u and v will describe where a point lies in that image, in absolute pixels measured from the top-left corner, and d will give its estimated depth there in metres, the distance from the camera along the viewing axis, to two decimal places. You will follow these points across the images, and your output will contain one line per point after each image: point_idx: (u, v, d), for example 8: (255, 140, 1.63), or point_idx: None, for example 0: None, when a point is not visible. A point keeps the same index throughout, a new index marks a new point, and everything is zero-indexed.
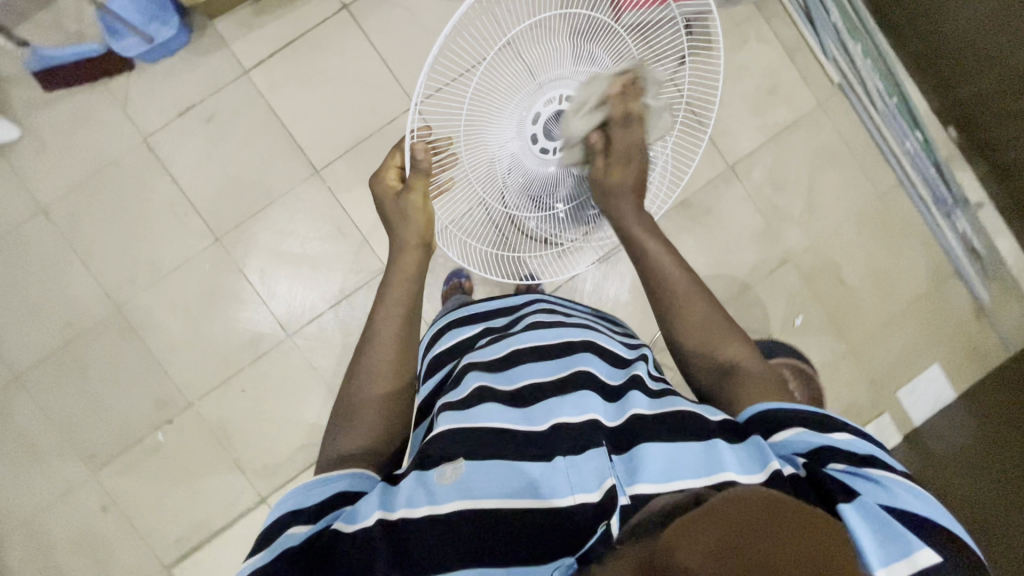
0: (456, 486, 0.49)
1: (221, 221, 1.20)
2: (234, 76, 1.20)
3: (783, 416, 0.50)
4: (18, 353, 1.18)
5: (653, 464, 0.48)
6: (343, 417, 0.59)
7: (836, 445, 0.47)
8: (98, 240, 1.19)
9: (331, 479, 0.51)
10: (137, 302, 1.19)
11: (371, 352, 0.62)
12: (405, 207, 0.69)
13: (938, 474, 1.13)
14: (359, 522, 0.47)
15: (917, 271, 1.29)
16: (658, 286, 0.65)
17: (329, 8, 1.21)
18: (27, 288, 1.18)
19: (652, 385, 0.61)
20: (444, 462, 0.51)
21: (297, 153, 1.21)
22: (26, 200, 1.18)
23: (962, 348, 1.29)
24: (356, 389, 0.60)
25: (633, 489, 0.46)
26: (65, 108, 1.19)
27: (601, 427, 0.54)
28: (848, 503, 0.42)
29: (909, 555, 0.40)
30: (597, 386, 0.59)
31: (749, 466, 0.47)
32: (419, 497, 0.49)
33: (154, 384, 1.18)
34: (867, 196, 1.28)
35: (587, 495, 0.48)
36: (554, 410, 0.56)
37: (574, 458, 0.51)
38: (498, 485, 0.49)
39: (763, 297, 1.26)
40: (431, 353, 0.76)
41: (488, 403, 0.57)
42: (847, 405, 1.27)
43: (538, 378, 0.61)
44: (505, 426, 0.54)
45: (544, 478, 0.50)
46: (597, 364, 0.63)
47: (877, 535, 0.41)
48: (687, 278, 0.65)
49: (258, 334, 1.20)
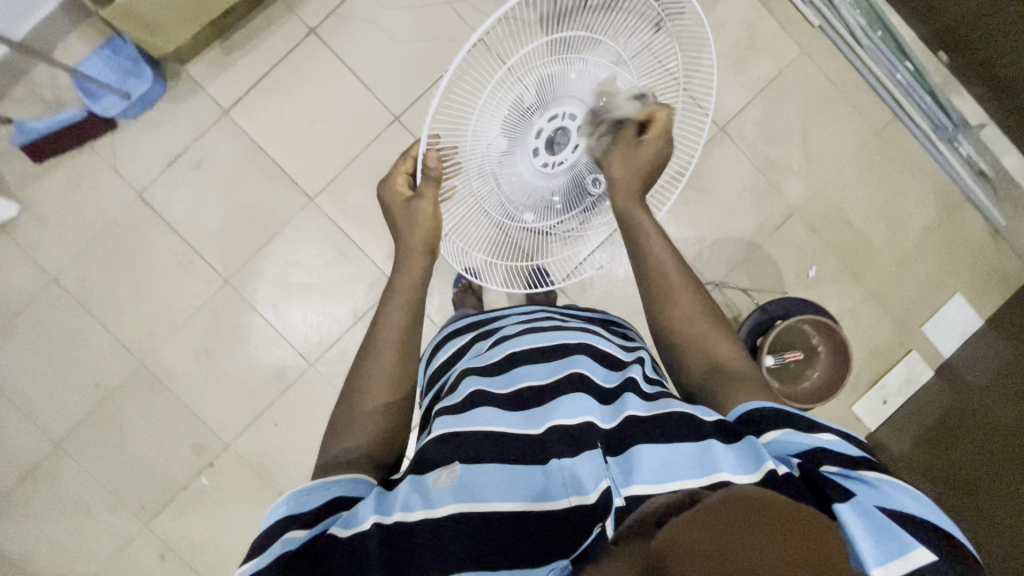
0: (452, 490, 0.50)
1: (228, 263, 1.21)
2: (215, 118, 1.20)
3: (775, 414, 0.50)
4: (53, 421, 1.20)
5: (647, 465, 0.49)
6: (342, 423, 0.60)
7: (829, 445, 0.47)
8: (111, 300, 1.20)
9: (331, 483, 0.50)
10: (159, 354, 1.21)
11: (371, 358, 0.63)
12: (415, 212, 0.70)
13: (975, 404, 1.12)
14: (355, 527, 0.47)
15: (926, 203, 1.27)
16: (653, 282, 0.68)
17: (297, 35, 1.20)
18: (52, 358, 1.20)
19: (647, 388, 0.60)
20: (440, 467, 0.51)
21: (288, 184, 1.21)
22: (35, 272, 1.19)
23: (982, 274, 1.28)
24: (356, 391, 0.61)
25: (629, 492, 0.47)
26: (56, 176, 1.19)
27: (596, 428, 0.54)
28: (844, 503, 0.43)
29: (904, 554, 0.41)
30: (591, 389, 0.59)
31: (742, 466, 0.47)
32: (415, 501, 0.49)
33: (189, 430, 1.21)
34: (864, 136, 1.26)
35: (583, 497, 0.50)
36: (552, 413, 0.56)
37: (568, 460, 0.52)
38: (495, 487, 0.50)
39: (773, 254, 1.25)
40: (434, 362, 0.79)
41: (485, 407, 0.57)
42: (873, 348, 1.26)
43: (537, 380, 0.61)
44: (501, 430, 0.55)
45: (540, 482, 0.51)
46: (592, 366, 0.63)
47: (873, 535, 0.42)
48: (679, 272, 0.67)
49: (281, 367, 1.22)
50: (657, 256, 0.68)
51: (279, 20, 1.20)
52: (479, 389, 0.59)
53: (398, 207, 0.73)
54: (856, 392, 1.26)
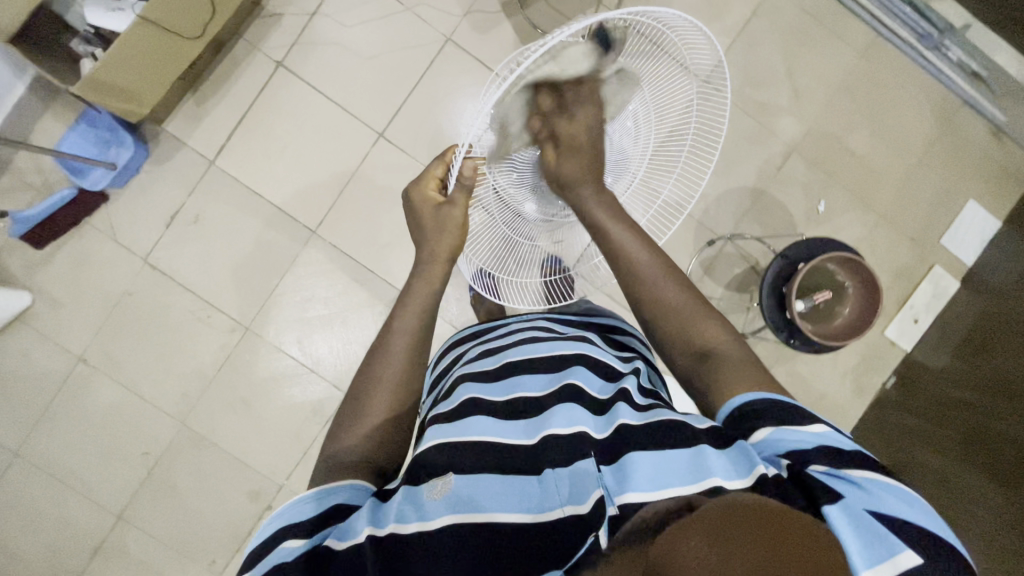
0: (445, 501, 0.53)
1: (245, 310, 1.22)
2: (203, 170, 1.20)
3: (764, 409, 0.50)
4: (109, 496, 1.21)
5: (641, 473, 0.50)
6: (344, 422, 0.63)
7: (819, 442, 0.48)
8: (141, 367, 1.21)
9: (331, 491, 0.55)
10: (198, 411, 1.22)
11: (382, 362, 0.66)
12: (442, 219, 0.71)
13: (1007, 306, 1.12)
14: (350, 540, 0.50)
15: (924, 114, 1.25)
16: (623, 269, 0.66)
17: (267, 72, 1.19)
18: (96, 435, 1.21)
19: (641, 399, 0.62)
20: (434, 477, 0.55)
21: (289, 221, 1.21)
22: (61, 356, 1.20)
23: (992, 174, 1.26)
24: (362, 387, 0.65)
25: (621, 500, 0.48)
26: (61, 258, 1.20)
27: (590, 438, 0.56)
28: (833, 505, 0.43)
29: (893, 556, 0.41)
30: (584, 400, 0.61)
31: (733, 472, 0.48)
32: (409, 514, 0.53)
33: (243, 479, 1.22)
34: (847, 60, 1.24)
35: (578, 506, 0.51)
36: (546, 422, 0.59)
37: (562, 469, 0.54)
38: (489, 498, 0.53)
39: (779, 197, 1.24)
40: (439, 365, 0.83)
41: (477, 415, 0.61)
42: (895, 270, 1.25)
43: (530, 392, 0.64)
44: (497, 441, 0.58)
45: (534, 494, 0.53)
46: (587, 376, 0.65)
47: (861, 537, 0.42)
48: (655, 262, 0.65)
49: (318, 401, 1.23)
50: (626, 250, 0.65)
51: (246, 61, 1.19)
52: (473, 397, 0.64)
53: (427, 212, 0.73)
54: (885, 317, 1.25)
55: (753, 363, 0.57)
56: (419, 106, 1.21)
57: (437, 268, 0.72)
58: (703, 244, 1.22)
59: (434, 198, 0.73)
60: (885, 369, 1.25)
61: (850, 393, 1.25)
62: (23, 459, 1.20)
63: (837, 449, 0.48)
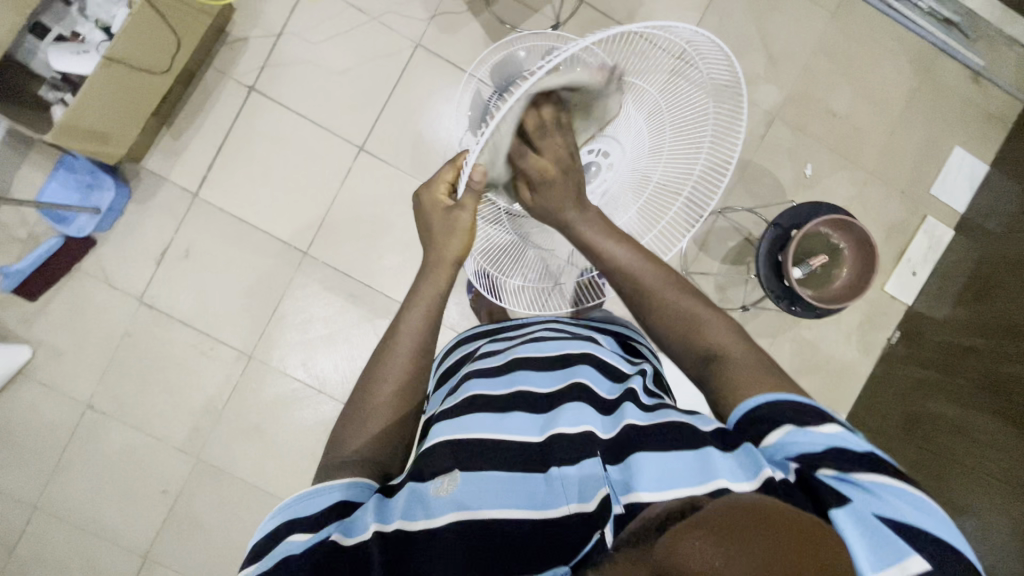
0: (451, 500, 0.55)
1: (247, 338, 1.21)
2: (188, 203, 1.19)
3: (773, 413, 0.51)
4: (132, 538, 1.21)
5: (646, 471, 0.52)
6: (351, 420, 0.63)
7: (830, 444, 0.48)
8: (149, 407, 1.21)
9: (335, 488, 0.56)
10: (211, 444, 1.21)
11: (387, 362, 0.66)
12: (451, 222, 0.68)
13: (1002, 249, 1.12)
14: (358, 536, 0.53)
15: (900, 66, 1.24)
16: (625, 273, 0.66)
17: (240, 98, 1.19)
18: (113, 479, 1.20)
19: (647, 399, 0.63)
20: (440, 475, 0.57)
21: (279, 245, 1.21)
22: (68, 404, 1.20)
23: (975, 119, 1.26)
24: (373, 380, 0.65)
25: (626, 499, 0.51)
26: (57, 306, 1.19)
27: (596, 438, 0.58)
28: (840, 510, 0.45)
29: (899, 561, 0.43)
30: (593, 399, 0.63)
31: (740, 474, 0.49)
32: (416, 510, 0.55)
33: (263, 506, 1.21)
34: (819, 21, 1.23)
35: (582, 505, 0.54)
36: (553, 421, 0.60)
37: (567, 468, 0.56)
38: (494, 497, 0.55)
39: (765, 165, 1.23)
40: (447, 360, 0.84)
41: (478, 412, 0.62)
42: (889, 225, 1.25)
43: (537, 389, 0.65)
44: (505, 440, 0.59)
45: (539, 493, 0.56)
46: (594, 375, 0.67)
47: (868, 542, 0.44)
48: (658, 264, 0.66)
49: (330, 420, 1.23)
50: (624, 248, 0.67)
51: (218, 89, 1.18)
52: (478, 395, 0.64)
53: (437, 216, 0.70)
54: (883, 274, 1.26)
55: (762, 364, 0.57)
56: (396, 113, 1.20)
57: (440, 272, 0.70)
58: None
59: (447, 203, 0.70)
60: (888, 325, 1.26)
61: (857, 351, 1.25)
62: (43, 511, 1.20)
63: (850, 451, 0.48)
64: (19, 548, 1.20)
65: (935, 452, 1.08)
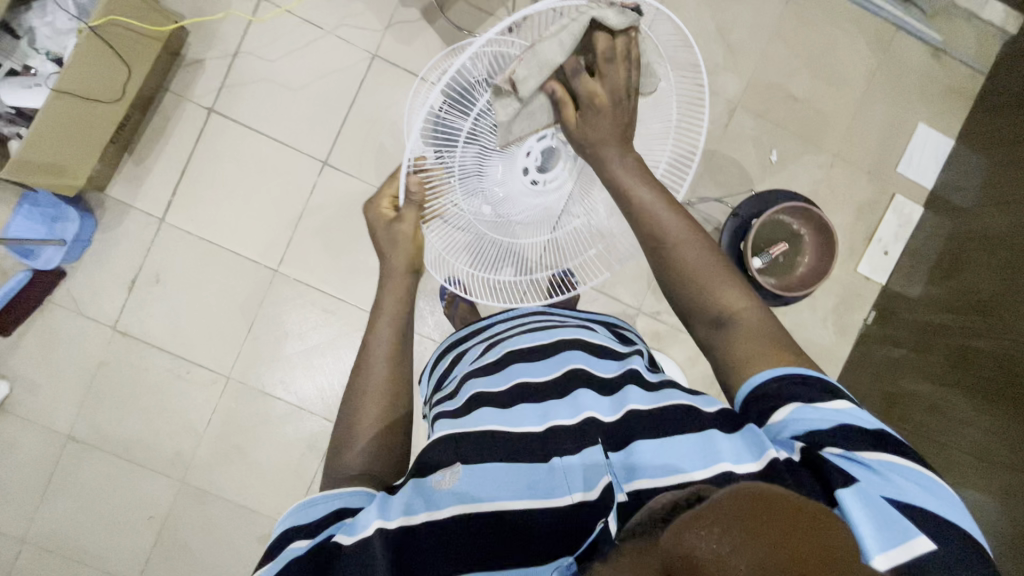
0: (454, 493, 0.48)
1: (223, 359, 1.21)
2: (156, 229, 1.19)
3: (782, 392, 0.50)
4: (122, 566, 1.21)
5: (651, 460, 0.49)
6: (342, 437, 0.61)
7: (840, 423, 0.47)
8: (130, 434, 1.21)
9: (335, 494, 0.50)
10: (194, 468, 1.21)
11: (370, 368, 0.65)
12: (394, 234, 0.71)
13: (970, 223, 1.13)
14: (357, 534, 0.45)
15: (858, 47, 1.24)
16: (650, 226, 0.61)
17: (200, 120, 1.19)
18: (98, 509, 1.20)
19: (650, 378, 0.61)
20: (441, 468, 0.50)
21: (249, 264, 1.21)
22: (49, 437, 1.20)
23: (936, 94, 1.26)
24: (358, 391, 0.63)
25: (630, 487, 0.47)
26: (32, 339, 1.19)
27: (600, 423, 0.54)
28: (847, 489, 0.43)
29: (906, 542, 0.41)
30: (593, 383, 0.59)
31: (744, 454, 0.47)
32: (418, 503, 0.47)
33: (250, 525, 1.21)
34: (776, 7, 1.23)
35: (586, 493, 0.48)
36: (550, 412, 0.55)
37: (570, 458, 0.51)
38: (500, 486, 0.48)
39: (731, 154, 1.23)
40: (439, 368, 0.80)
41: (481, 408, 0.56)
42: (858, 206, 1.25)
43: (532, 377, 0.61)
44: (504, 432, 0.53)
45: (542, 480, 0.49)
46: (591, 360, 0.63)
47: (876, 522, 0.42)
48: (676, 215, 0.62)
49: (312, 436, 1.23)
50: (648, 207, 0.61)
51: (177, 113, 1.19)
52: (478, 393, 0.59)
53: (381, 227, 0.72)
54: (857, 255, 1.25)
55: (772, 334, 0.56)
56: (356, 126, 1.20)
57: (398, 283, 0.70)
58: None
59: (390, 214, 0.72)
60: (866, 305, 1.25)
61: (834, 333, 1.25)
62: (31, 544, 1.20)
63: (858, 430, 0.47)
64: None
65: (915, 433, 1.08)
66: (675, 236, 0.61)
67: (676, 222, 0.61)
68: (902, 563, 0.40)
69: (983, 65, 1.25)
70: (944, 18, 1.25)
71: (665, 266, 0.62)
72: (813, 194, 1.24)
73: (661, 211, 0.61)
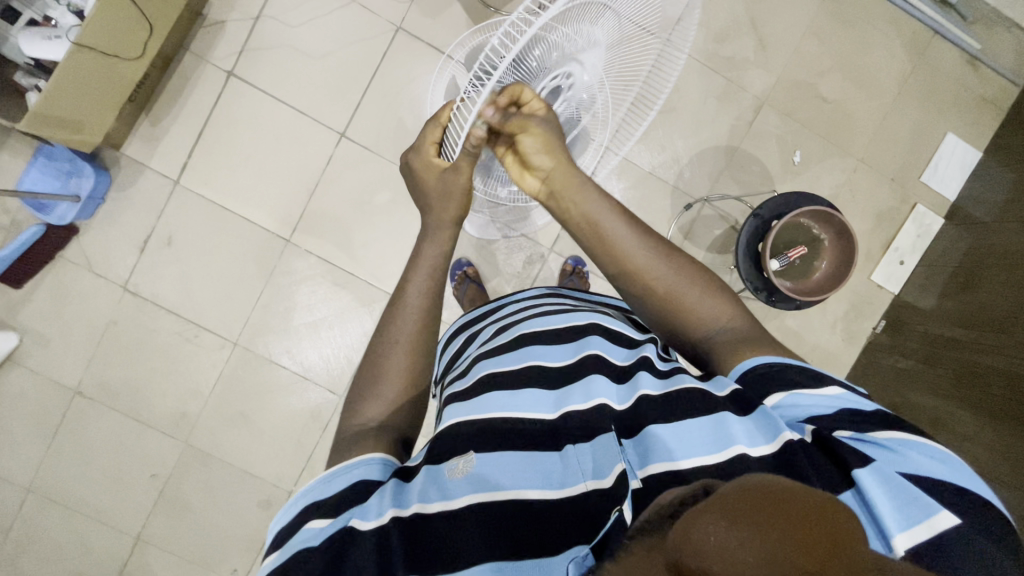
0: (468, 481, 0.48)
1: (231, 325, 1.22)
2: (169, 191, 1.19)
3: (784, 375, 0.50)
4: (125, 520, 1.22)
5: (662, 445, 0.47)
6: (361, 389, 0.57)
7: (841, 407, 0.47)
8: (136, 393, 1.22)
9: (353, 466, 0.49)
10: (198, 430, 1.22)
11: (394, 323, 0.60)
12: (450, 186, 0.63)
13: (990, 238, 1.11)
14: (373, 521, 0.45)
15: (893, 49, 1.22)
16: (615, 264, 0.62)
17: (218, 82, 1.18)
18: (102, 463, 1.22)
19: (662, 364, 0.58)
20: (455, 456, 0.50)
21: (261, 233, 1.20)
22: (58, 390, 1.21)
23: (967, 103, 1.23)
24: (373, 343, 0.60)
25: (644, 472, 0.47)
26: (43, 293, 1.19)
27: (610, 411, 0.53)
28: (863, 469, 0.42)
29: (926, 519, 0.40)
30: (605, 368, 0.58)
31: (757, 437, 0.47)
32: (432, 492, 0.47)
33: (252, 491, 1.23)
34: (812, 4, 1.20)
35: (599, 481, 0.47)
36: (563, 399, 0.55)
37: (583, 445, 0.50)
38: (514, 474, 0.48)
39: (754, 151, 1.21)
40: (450, 347, 0.79)
41: (493, 391, 0.55)
42: (877, 213, 1.24)
43: (546, 361, 0.59)
44: (514, 417, 0.53)
45: (556, 470, 0.49)
46: (604, 346, 0.61)
47: (894, 501, 0.41)
48: (645, 245, 0.62)
49: (315, 408, 1.24)
50: (624, 251, 0.62)
51: (196, 75, 1.17)
52: (488, 373, 0.58)
53: (432, 180, 0.65)
54: (871, 262, 1.24)
55: (760, 337, 0.56)
56: (379, 99, 1.19)
57: (442, 234, 0.65)
58: (681, 207, 1.20)
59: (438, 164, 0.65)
60: (875, 314, 1.25)
61: (842, 340, 1.24)
62: (36, 494, 1.21)
63: (860, 413, 0.47)
64: (12, 532, 1.21)
65: None
66: (619, 267, 0.62)
67: (639, 251, 0.62)
68: (923, 542, 0.40)
69: (1017, 77, 1.23)
70: (983, 24, 1.23)
71: (634, 292, 0.62)
72: (833, 199, 1.22)
73: (634, 251, 0.62)
